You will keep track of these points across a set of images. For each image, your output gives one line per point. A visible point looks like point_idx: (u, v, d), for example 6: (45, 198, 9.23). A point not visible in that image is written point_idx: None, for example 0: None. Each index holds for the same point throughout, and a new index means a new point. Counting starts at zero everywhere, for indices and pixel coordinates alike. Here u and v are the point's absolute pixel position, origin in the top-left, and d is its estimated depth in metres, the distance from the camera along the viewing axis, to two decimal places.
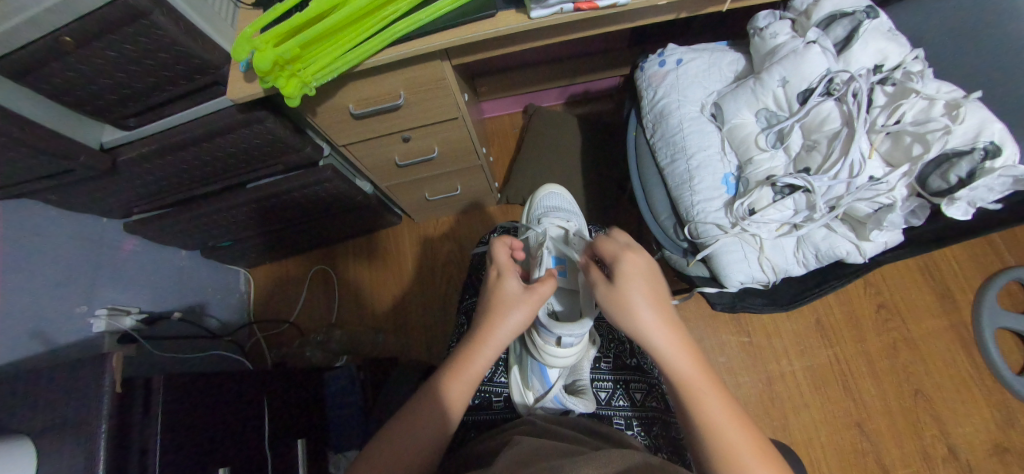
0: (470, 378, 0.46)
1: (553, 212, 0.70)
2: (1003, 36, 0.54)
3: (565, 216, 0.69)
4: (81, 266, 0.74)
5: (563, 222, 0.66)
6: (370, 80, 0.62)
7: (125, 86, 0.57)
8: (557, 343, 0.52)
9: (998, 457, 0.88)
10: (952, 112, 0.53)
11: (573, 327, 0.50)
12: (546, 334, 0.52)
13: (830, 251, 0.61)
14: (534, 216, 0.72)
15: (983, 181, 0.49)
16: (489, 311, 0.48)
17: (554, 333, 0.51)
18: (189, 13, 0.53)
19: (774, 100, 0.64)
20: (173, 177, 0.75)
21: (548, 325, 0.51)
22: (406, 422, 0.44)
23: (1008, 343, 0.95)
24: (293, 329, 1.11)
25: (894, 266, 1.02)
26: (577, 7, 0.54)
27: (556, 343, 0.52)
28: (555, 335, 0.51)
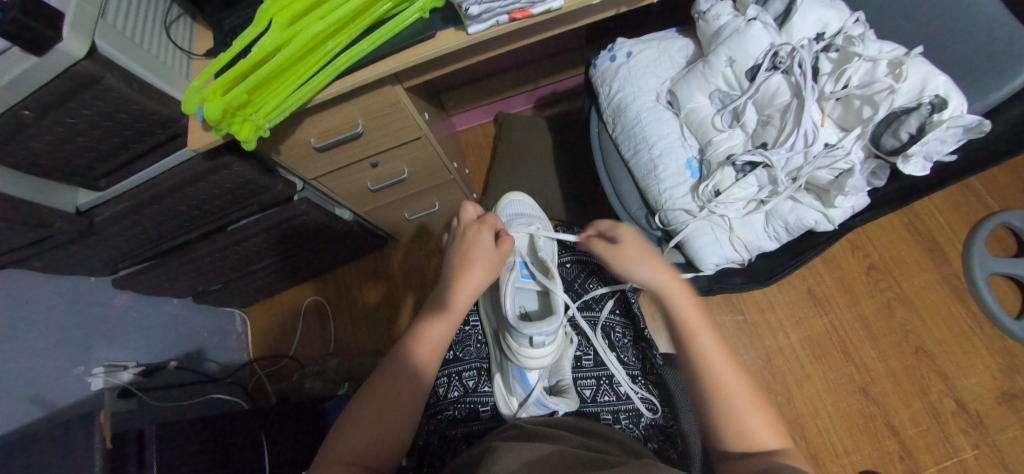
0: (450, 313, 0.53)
1: (517, 219, 0.71)
2: None
3: (528, 221, 0.70)
4: (74, 328, 0.75)
5: (526, 227, 0.69)
6: (326, 112, 0.63)
7: (91, 149, 0.58)
8: (531, 344, 0.55)
9: (1008, 403, 0.88)
10: (896, 70, 0.53)
11: (540, 324, 0.52)
12: (518, 337, 0.54)
13: (798, 222, 0.62)
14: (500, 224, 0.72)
15: (933, 134, 0.49)
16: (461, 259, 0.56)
17: (524, 334, 0.53)
18: (143, 74, 0.54)
19: (724, 80, 0.65)
20: (153, 231, 0.76)
21: (518, 327, 0.53)
22: (388, 370, 0.49)
23: (1002, 288, 0.95)
24: (293, 362, 1.12)
25: (879, 226, 1.02)
26: (512, 18, 0.55)
27: (530, 345, 0.55)
28: (527, 336, 0.54)
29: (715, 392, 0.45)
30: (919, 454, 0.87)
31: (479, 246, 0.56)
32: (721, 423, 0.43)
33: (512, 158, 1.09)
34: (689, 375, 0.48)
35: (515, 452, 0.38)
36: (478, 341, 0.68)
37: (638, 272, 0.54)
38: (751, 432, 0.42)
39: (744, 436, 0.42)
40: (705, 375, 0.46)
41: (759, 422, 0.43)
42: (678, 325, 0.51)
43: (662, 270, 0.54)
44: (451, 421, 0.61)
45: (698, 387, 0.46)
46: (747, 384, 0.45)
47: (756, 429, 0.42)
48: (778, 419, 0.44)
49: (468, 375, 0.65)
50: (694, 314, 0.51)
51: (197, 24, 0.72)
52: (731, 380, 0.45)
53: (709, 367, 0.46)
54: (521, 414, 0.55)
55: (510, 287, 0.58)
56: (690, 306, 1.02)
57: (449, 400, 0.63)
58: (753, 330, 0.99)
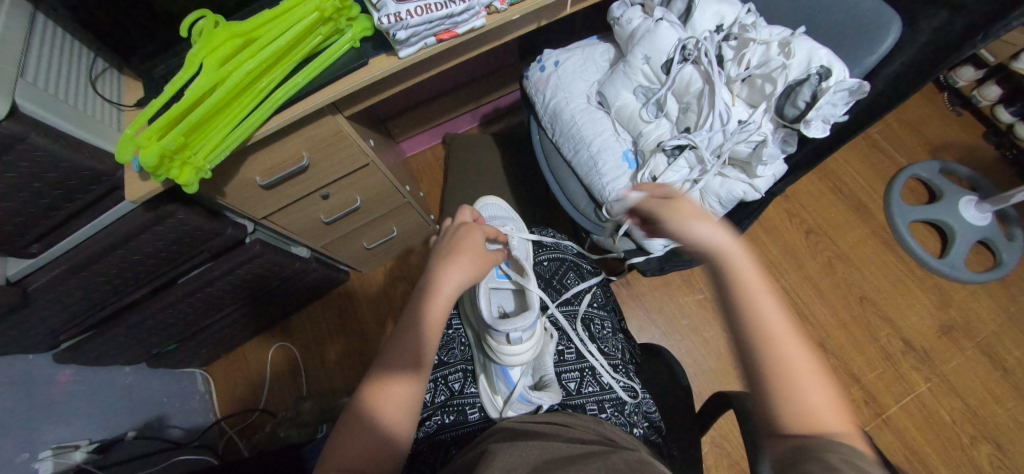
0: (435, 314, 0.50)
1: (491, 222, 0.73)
2: None
3: (502, 223, 0.73)
4: (17, 409, 0.69)
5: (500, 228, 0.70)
6: (270, 148, 0.64)
7: (19, 214, 0.56)
8: (508, 342, 0.56)
9: (947, 336, 0.96)
10: (786, 49, 0.59)
11: (515, 320, 0.54)
12: (496, 334, 0.56)
13: (729, 195, 0.67)
14: None
15: (825, 99, 0.55)
16: (443, 260, 0.53)
17: (501, 332, 0.55)
18: (73, 130, 0.53)
19: (644, 76, 0.71)
20: (95, 295, 0.72)
21: (495, 325, 0.55)
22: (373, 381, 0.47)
23: (922, 233, 1.06)
24: (264, 414, 1.07)
25: (808, 193, 1.11)
26: (439, 39, 0.59)
27: (510, 343, 0.56)
28: (504, 334, 0.55)
29: (774, 365, 0.34)
30: (881, 397, 0.93)
31: (467, 244, 0.55)
32: (775, 403, 0.34)
33: (465, 175, 1.12)
34: (742, 354, 0.37)
35: (501, 456, 0.40)
36: (461, 343, 0.69)
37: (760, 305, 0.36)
38: (835, 431, 0.31)
39: (802, 417, 0.33)
40: (762, 339, 0.35)
41: (821, 402, 0.33)
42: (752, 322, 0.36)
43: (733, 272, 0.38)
44: (439, 426, 0.60)
45: (750, 356, 0.36)
46: (819, 360, 0.35)
47: (813, 402, 0.33)
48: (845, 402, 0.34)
49: (454, 377, 0.66)
50: (748, 265, 0.39)
51: (125, 77, 0.71)
52: (797, 353, 0.34)
53: (772, 338, 0.35)
54: (507, 412, 0.57)
55: (484, 289, 0.60)
56: (653, 293, 1.07)
57: (436, 405, 0.63)
58: (715, 306, 1.04)
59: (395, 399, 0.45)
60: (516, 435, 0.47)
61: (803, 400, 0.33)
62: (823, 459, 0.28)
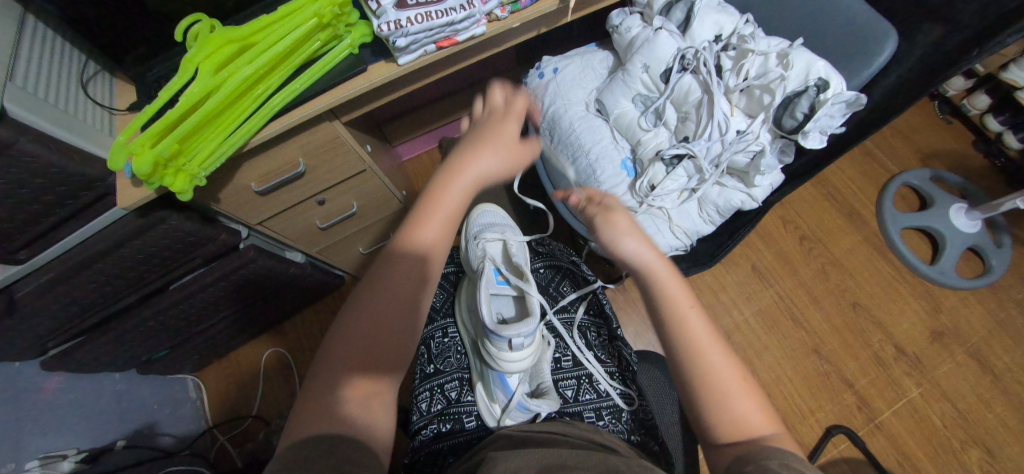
0: (443, 214, 0.44)
1: (489, 228, 0.72)
2: None
3: (501, 229, 0.71)
4: (2, 419, 0.67)
5: (499, 234, 0.69)
6: (266, 154, 0.63)
7: (7, 221, 0.54)
8: (509, 348, 0.56)
9: (938, 341, 0.98)
10: (784, 61, 0.60)
11: (518, 326, 0.53)
12: (497, 340, 0.55)
13: (727, 204, 0.67)
14: (472, 234, 0.73)
15: (822, 111, 0.55)
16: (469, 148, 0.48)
17: (503, 337, 0.54)
18: (62, 135, 0.52)
19: (643, 84, 0.71)
20: (85, 302, 0.70)
21: (496, 330, 0.54)
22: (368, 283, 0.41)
23: (913, 240, 1.07)
24: (257, 420, 1.05)
25: (802, 200, 1.13)
26: (439, 46, 0.58)
27: (511, 347, 0.55)
28: (505, 339, 0.54)
29: (699, 378, 0.40)
30: (874, 402, 0.94)
31: (504, 134, 0.50)
32: (708, 413, 0.39)
33: None
34: (673, 356, 0.41)
35: (504, 458, 0.40)
36: (457, 352, 0.69)
37: (680, 305, 0.41)
38: (739, 408, 0.39)
39: (734, 423, 0.38)
40: (690, 355, 0.40)
41: (746, 403, 0.39)
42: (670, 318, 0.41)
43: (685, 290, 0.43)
44: (435, 435, 0.60)
45: (680, 368, 0.41)
46: (737, 367, 0.41)
47: (733, 399, 0.39)
48: (768, 400, 0.40)
49: (451, 386, 0.65)
50: (675, 283, 0.43)
51: (116, 80, 0.70)
52: (720, 360, 0.40)
53: (695, 351, 0.40)
54: (505, 421, 0.57)
55: (484, 293, 0.59)
56: None
57: (433, 414, 0.62)
58: (711, 312, 1.05)
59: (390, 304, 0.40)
60: (517, 442, 0.47)
61: (725, 408, 0.39)
62: (765, 466, 0.32)
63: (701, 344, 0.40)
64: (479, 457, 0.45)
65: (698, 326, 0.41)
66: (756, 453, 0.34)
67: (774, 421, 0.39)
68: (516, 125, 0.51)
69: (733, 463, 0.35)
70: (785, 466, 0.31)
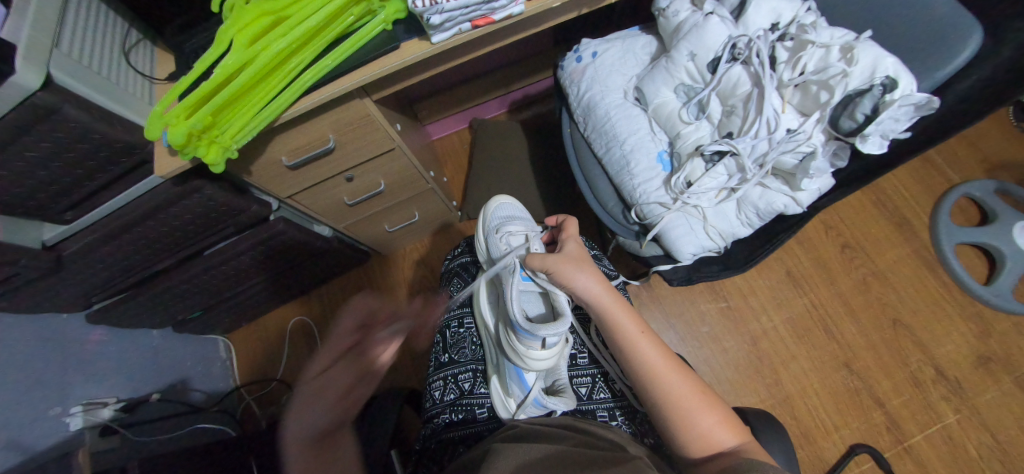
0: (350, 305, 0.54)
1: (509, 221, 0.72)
2: None
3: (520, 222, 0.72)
4: (48, 365, 0.72)
5: (522, 228, 0.69)
6: (298, 128, 0.63)
7: (53, 183, 0.57)
8: (541, 346, 0.56)
9: (983, 367, 0.92)
10: (848, 55, 0.54)
11: (555, 326, 0.52)
12: (529, 340, 0.55)
13: (768, 207, 0.63)
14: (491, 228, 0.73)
15: (887, 113, 0.50)
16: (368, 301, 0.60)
17: (537, 337, 0.53)
18: (105, 103, 0.53)
19: (687, 74, 0.67)
20: (124, 263, 0.73)
21: (532, 330, 0.53)
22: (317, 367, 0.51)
23: (968, 255, 1.00)
24: (281, 385, 1.10)
25: (848, 205, 1.06)
26: (475, 25, 0.56)
27: (546, 347, 0.56)
28: (539, 338, 0.54)
29: (664, 401, 0.47)
30: (904, 424, 0.90)
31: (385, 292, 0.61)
32: (679, 433, 0.45)
33: (490, 164, 1.11)
34: (639, 384, 0.50)
35: (508, 455, 0.40)
36: (472, 342, 0.70)
37: (634, 342, 0.51)
38: (702, 422, 0.45)
39: (700, 437, 0.45)
40: (650, 381, 0.49)
41: (708, 417, 0.45)
42: (635, 357, 0.50)
43: (635, 322, 0.52)
44: (447, 424, 0.62)
45: (646, 391, 0.49)
46: (693, 385, 0.48)
47: (695, 417, 0.45)
48: (729, 412, 0.47)
49: (464, 377, 0.66)
50: (626, 318, 0.52)
51: (157, 48, 0.71)
52: (677, 383, 0.48)
53: (653, 374, 0.49)
54: (520, 415, 0.57)
55: (515, 292, 0.58)
56: (674, 297, 1.05)
57: (445, 404, 0.64)
58: (737, 315, 1.02)
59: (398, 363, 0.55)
60: (524, 436, 0.47)
61: (691, 423, 0.45)
62: None
63: (656, 370, 0.49)
64: (483, 449, 0.45)
65: (652, 355, 0.50)
66: (741, 466, 0.36)
67: (736, 431, 0.46)
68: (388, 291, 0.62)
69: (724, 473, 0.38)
70: None
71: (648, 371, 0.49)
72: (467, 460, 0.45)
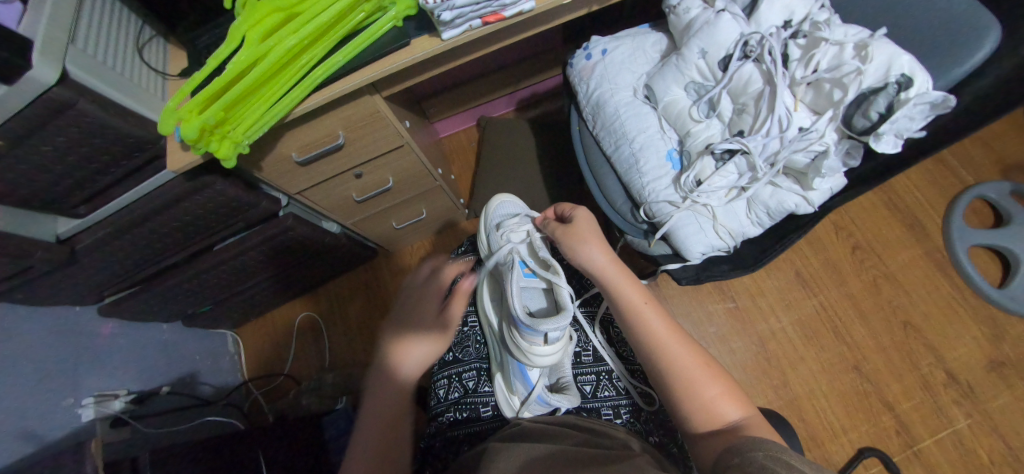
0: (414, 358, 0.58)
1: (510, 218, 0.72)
2: None
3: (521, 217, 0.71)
4: (61, 357, 0.73)
5: (522, 224, 0.68)
6: (308, 125, 0.64)
7: (68, 177, 0.57)
8: (544, 341, 0.55)
9: (996, 371, 0.90)
10: (862, 53, 0.54)
11: (556, 321, 0.52)
12: (531, 335, 0.54)
13: (779, 206, 0.63)
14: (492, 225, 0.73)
15: (901, 112, 0.50)
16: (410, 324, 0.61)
17: (539, 331, 0.53)
18: (118, 98, 0.54)
19: (698, 71, 0.66)
20: (136, 257, 0.74)
21: (533, 324, 0.53)
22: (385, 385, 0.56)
23: (982, 258, 0.99)
24: (288, 380, 1.11)
25: (860, 205, 1.05)
26: (485, 22, 0.55)
27: (550, 343, 0.55)
28: (541, 334, 0.54)
29: (669, 371, 0.47)
30: (914, 428, 0.89)
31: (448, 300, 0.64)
32: (683, 404, 0.45)
33: (498, 162, 1.11)
34: (644, 355, 0.50)
35: (510, 454, 0.40)
36: (476, 341, 0.70)
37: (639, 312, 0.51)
38: (706, 391, 0.45)
39: (705, 408, 0.44)
40: (654, 350, 0.49)
41: (711, 387, 0.45)
42: (641, 327, 0.50)
43: (640, 293, 0.53)
44: (452, 422, 0.62)
45: (650, 362, 0.49)
46: (697, 357, 0.48)
47: (698, 386, 0.45)
48: (735, 387, 0.47)
49: (468, 375, 0.66)
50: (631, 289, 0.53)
51: (170, 45, 0.71)
52: (681, 353, 0.48)
53: (658, 343, 0.49)
54: (523, 413, 0.57)
55: (516, 287, 0.58)
56: (681, 296, 1.04)
57: (450, 402, 0.64)
58: (745, 316, 1.01)
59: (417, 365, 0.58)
60: (528, 434, 0.47)
61: (695, 391, 0.45)
62: (753, 457, 0.34)
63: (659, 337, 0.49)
64: (486, 446, 0.45)
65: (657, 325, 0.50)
66: (740, 446, 0.36)
67: (741, 403, 0.45)
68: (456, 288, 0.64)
69: (721, 455, 0.37)
70: (771, 456, 0.33)
71: (651, 340, 0.49)
72: (470, 457, 0.46)
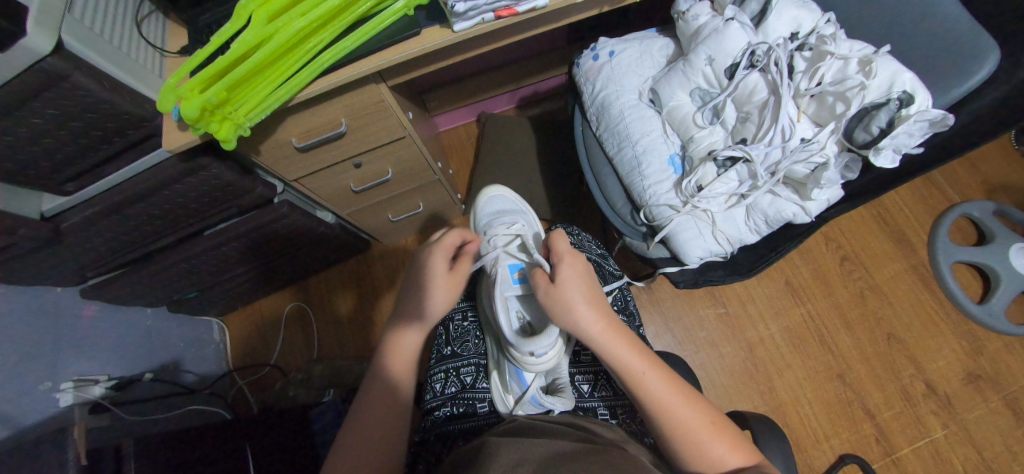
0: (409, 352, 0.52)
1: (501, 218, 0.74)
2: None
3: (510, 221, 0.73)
4: (40, 338, 0.70)
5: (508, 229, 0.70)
6: (311, 110, 0.62)
7: (58, 152, 0.55)
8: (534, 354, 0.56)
9: (972, 384, 0.93)
10: (866, 68, 0.55)
11: (534, 344, 0.52)
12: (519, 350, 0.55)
13: (777, 215, 0.64)
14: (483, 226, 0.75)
15: (902, 128, 0.51)
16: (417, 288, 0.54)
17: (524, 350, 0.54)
18: (113, 72, 0.52)
19: (704, 78, 0.67)
20: (124, 238, 0.72)
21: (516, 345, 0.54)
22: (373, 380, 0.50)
23: (964, 274, 1.02)
24: (274, 370, 1.09)
25: (850, 218, 1.07)
26: (498, 15, 0.55)
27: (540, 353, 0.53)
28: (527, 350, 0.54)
29: (673, 434, 0.44)
30: (893, 436, 0.91)
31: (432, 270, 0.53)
32: (689, 463, 0.43)
33: (497, 159, 1.11)
34: (646, 416, 0.46)
35: (509, 450, 0.39)
36: (476, 336, 0.70)
37: (639, 374, 0.46)
38: (715, 451, 0.42)
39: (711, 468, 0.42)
40: (658, 414, 0.44)
41: (718, 448, 0.42)
42: (642, 391, 0.45)
43: (639, 352, 0.47)
44: (448, 417, 0.62)
45: (653, 424, 0.45)
46: (703, 412, 0.45)
47: (705, 449, 0.42)
48: (741, 437, 0.44)
49: (467, 370, 0.66)
50: (629, 350, 0.47)
51: (168, 21, 0.69)
52: (687, 413, 0.44)
53: (661, 406, 0.44)
54: (517, 412, 0.57)
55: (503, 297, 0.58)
56: (672, 301, 1.05)
57: (447, 396, 0.64)
58: (735, 322, 1.03)
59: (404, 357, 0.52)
60: (525, 431, 0.46)
61: (704, 452, 0.42)
62: None
63: (663, 401, 0.44)
64: (483, 441, 0.44)
65: (661, 388, 0.45)
66: None
67: (747, 453, 0.43)
68: (443, 259, 0.54)
69: None
70: None
71: (654, 405, 0.45)
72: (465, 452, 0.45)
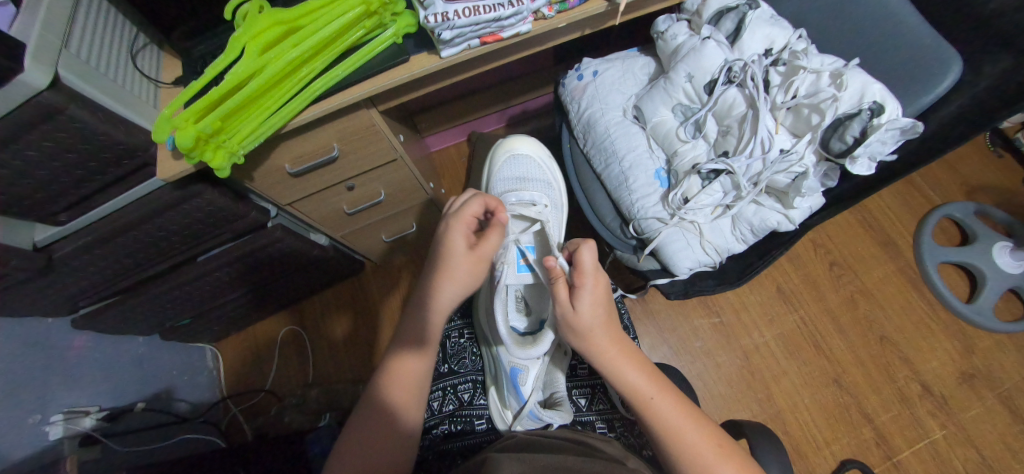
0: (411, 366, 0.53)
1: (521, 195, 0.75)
2: (856, 15, 0.61)
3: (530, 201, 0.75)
4: (31, 370, 0.70)
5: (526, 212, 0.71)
6: (303, 136, 0.64)
7: (52, 183, 0.56)
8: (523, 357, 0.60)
9: (967, 384, 0.94)
10: (837, 81, 0.57)
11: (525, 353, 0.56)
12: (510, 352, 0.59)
13: (762, 224, 0.65)
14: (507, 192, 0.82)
15: (874, 137, 0.53)
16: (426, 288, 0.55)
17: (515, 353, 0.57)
18: (109, 104, 0.53)
19: (685, 94, 0.69)
20: (117, 266, 0.72)
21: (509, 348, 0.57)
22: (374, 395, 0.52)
23: (950, 275, 1.03)
24: (269, 396, 1.08)
25: (836, 224, 1.09)
26: (483, 41, 0.57)
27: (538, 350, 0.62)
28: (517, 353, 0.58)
29: (683, 459, 0.43)
30: (892, 440, 0.91)
31: (454, 248, 0.54)
32: None
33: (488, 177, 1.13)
34: (655, 443, 0.46)
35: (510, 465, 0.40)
36: (472, 353, 0.71)
37: (649, 400, 0.46)
38: None
39: None
40: (669, 440, 0.44)
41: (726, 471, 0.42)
42: (652, 417, 0.46)
43: (649, 378, 0.48)
44: (446, 435, 0.61)
45: (663, 450, 0.45)
46: (712, 437, 0.45)
47: (714, 473, 0.42)
48: (749, 462, 0.44)
49: (463, 388, 0.67)
50: (639, 376, 0.47)
51: (163, 53, 0.71)
52: (696, 437, 0.44)
53: (670, 431, 0.45)
54: (515, 427, 0.57)
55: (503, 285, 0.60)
56: (667, 311, 1.06)
57: (444, 414, 0.63)
58: (730, 331, 1.03)
59: (405, 384, 0.52)
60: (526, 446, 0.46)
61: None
62: None
63: (672, 427, 0.45)
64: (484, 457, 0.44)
65: (671, 414, 0.45)
66: None
67: None
68: (462, 239, 0.54)
69: None
70: None
71: (664, 431, 0.45)
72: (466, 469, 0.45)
